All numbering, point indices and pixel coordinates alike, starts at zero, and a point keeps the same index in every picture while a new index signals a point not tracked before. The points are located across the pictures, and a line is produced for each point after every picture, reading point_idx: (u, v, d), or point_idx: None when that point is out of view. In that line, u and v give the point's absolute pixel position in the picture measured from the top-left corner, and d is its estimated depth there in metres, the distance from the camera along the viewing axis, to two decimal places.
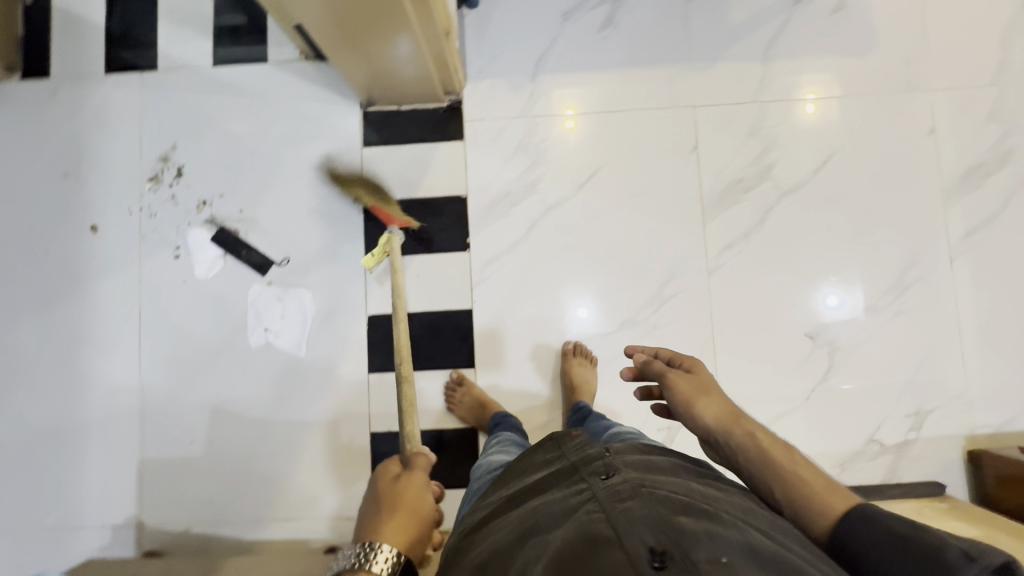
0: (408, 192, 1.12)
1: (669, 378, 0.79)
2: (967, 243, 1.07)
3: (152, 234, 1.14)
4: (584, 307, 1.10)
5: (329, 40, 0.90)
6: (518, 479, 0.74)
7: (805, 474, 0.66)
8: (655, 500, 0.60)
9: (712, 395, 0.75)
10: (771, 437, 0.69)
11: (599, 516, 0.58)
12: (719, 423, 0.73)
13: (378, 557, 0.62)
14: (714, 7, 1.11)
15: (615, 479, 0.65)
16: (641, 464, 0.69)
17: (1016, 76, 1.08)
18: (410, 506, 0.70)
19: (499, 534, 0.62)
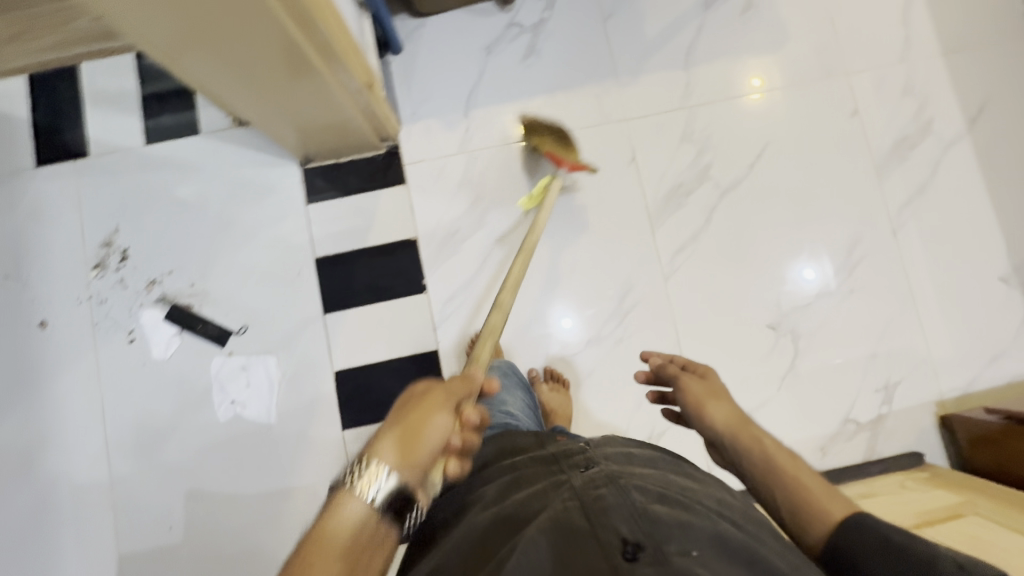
0: (358, 242, 1.12)
1: (682, 382, 0.80)
2: (906, 215, 1.10)
3: (104, 320, 1.11)
4: (568, 317, 1.11)
5: (245, 104, 0.88)
6: (495, 458, 0.72)
7: (810, 480, 0.63)
8: (631, 488, 0.58)
9: (722, 401, 0.76)
10: (779, 445, 0.68)
11: (573, 504, 0.57)
12: (727, 427, 0.72)
13: (367, 479, 0.51)
14: (630, 23, 1.15)
15: (592, 470, 0.63)
16: (618, 456, 0.68)
17: (923, 50, 1.13)
18: (420, 426, 0.57)
19: (474, 518, 0.60)
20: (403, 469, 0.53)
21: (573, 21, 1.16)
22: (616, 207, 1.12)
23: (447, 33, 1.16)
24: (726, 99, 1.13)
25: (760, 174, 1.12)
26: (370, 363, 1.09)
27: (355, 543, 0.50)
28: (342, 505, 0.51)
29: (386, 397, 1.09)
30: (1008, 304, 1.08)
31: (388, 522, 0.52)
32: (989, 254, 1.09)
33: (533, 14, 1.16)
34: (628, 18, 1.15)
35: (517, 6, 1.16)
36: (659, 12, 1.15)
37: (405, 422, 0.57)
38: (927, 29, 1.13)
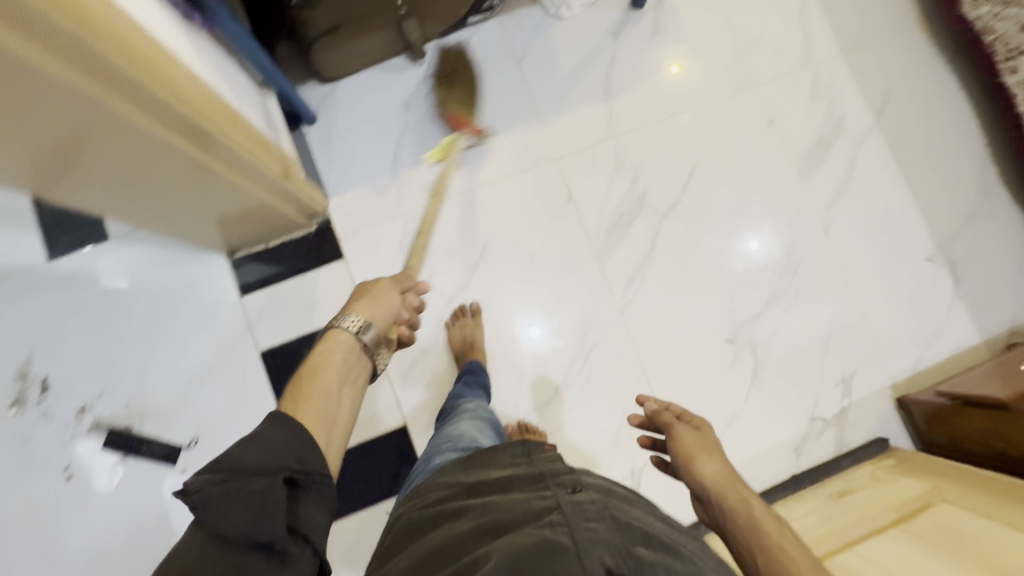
0: (304, 328, 1.06)
1: (673, 431, 0.80)
2: (834, 212, 1.15)
3: (33, 461, 1.01)
4: (535, 325, 1.10)
5: (139, 217, 0.79)
6: (480, 471, 0.72)
7: (792, 547, 0.64)
8: (620, 524, 0.57)
9: (715, 456, 0.75)
10: (766, 510, 0.69)
11: (562, 529, 0.55)
12: (715, 485, 0.72)
13: (346, 322, 0.74)
14: (544, 62, 1.15)
15: (582, 496, 0.63)
16: (607, 491, 0.67)
17: (823, 53, 1.18)
18: (378, 292, 0.80)
19: (456, 528, 0.60)
20: (373, 322, 0.75)
21: (487, 66, 1.14)
22: (561, 248, 1.12)
23: (361, 95, 1.12)
24: (647, 126, 1.14)
25: (694, 193, 1.14)
26: None
27: (344, 364, 0.71)
28: (333, 342, 0.72)
29: (360, 484, 1.04)
30: (938, 282, 1.15)
31: (365, 358, 0.73)
32: (913, 237, 1.16)
33: (446, 65, 1.13)
34: (542, 57, 1.15)
35: (429, 57, 1.13)
36: (571, 48, 1.15)
37: (369, 297, 0.79)
38: (824, 32, 1.19)
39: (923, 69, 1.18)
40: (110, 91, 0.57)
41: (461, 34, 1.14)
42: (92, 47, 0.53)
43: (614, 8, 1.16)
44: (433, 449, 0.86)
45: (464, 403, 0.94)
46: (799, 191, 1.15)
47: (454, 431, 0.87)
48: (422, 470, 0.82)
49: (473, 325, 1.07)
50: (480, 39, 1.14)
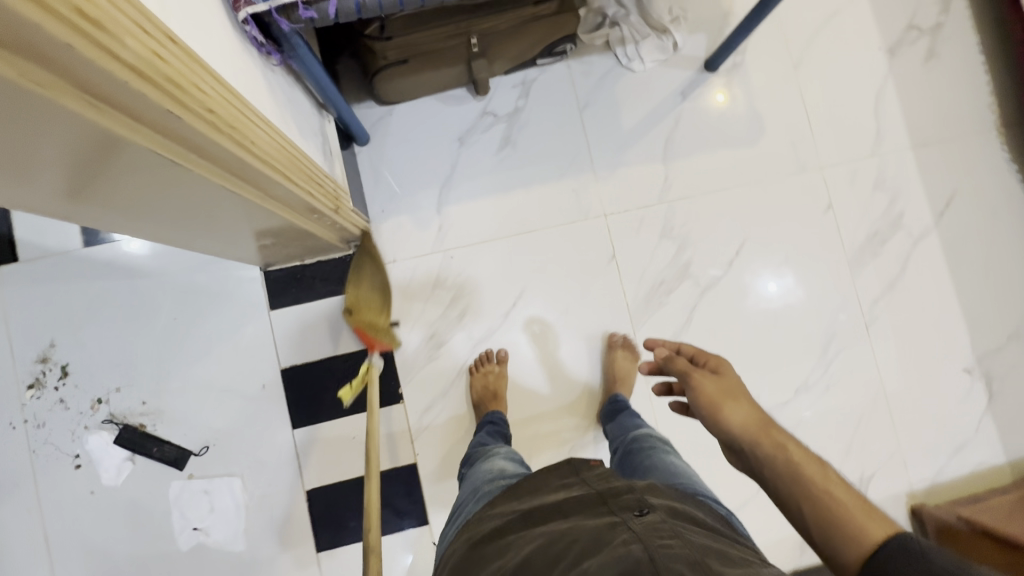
0: (327, 351, 1.05)
1: (691, 378, 0.71)
2: (877, 309, 1.12)
3: (44, 446, 1.00)
4: (533, 337, 1.09)
5: (176, 239, 0.74)
6: (535, 498, 0.71)
7: (841, 493, 0.57)
8: (693, 543, 0.56)
9: (739, 400, 0.67)
10: (805, 451, 0.61)
11: (636, 546, 0.55)
12: (745, 430, 0.65)
13: None
14: (607, 114, 1.12)
15: (650, 516, 0.61)
16: (673, 506, 0.65)
17: (892, 144, 1.15)
18: None
19: (523, 551, 0.60)
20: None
21: (550, 110, 1.11)
22: (596, 306, 1.09)
23: (417, 121, 1.09)
24: (701, 194, 1.12)
25: (738, 271, 1.12)
26: (342, 481, 1.03)
27: None
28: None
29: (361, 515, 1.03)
30: (973, 396, 1.12)
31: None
32: (955, 346, 1.13)
33: (507, 103, 1.11)
34: (605, 110, 1.12)
35: (491, 92, 1.10)
36: (636, 103, 1.13)
37: None
38: (896, 123, 1.16)
39: (991, 176, 1.15)
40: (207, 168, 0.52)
41: (527, 73, 1.11)
42: (209, 136, 0.48)
43: (686, 69, 1.14)
44: (474, 482, 0.84)
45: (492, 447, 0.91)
46: (845, 283, 1.12)
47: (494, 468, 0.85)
48: (469, 498, 0.81)
49: (499, 370, 1.05)
50: (546, 80, 1.11)
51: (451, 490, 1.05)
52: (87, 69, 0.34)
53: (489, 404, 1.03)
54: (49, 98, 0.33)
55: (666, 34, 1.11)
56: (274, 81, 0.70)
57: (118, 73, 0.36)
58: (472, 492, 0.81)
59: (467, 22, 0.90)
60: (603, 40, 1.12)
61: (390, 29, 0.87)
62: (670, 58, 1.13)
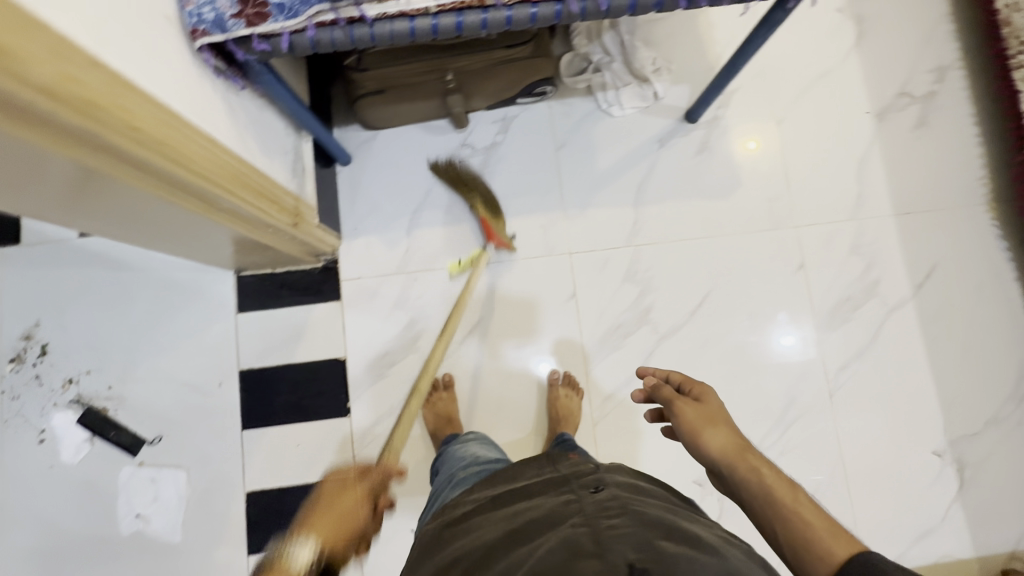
0: (285, 357, 1.09)
1: (674, 406, 0.68)
2: (843, 377, 1.09)
3: (14, 418, 1.07)
4: (485, 366, 1.10)
5: (138, 238, 0.80)
6: (505, 483, 0.71)
7: (813, 517, 0.52)
8: (642, 518, 0.55)
9: (720, 426, 0.64)
10: (781, 475, 0.57)
11: (583, 529, 0.53)
12: (723, 456, 0.61)
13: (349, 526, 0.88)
14: (582, 154, 1.14)
15: (604, 494, 0.60)
16: (630, 483, 0.65)
17: (872, 210, 1.13)
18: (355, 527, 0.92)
19: (484, 533, 0.60)
20: (324, 542, 0.77)
21: (527, 147, 1.14)
22: (551, 343, 1.10)
23: (398, 146, 1.14)
24: (669, 241, 1.12)
25: (700, 322, 1.10)
26: (281, 486, 1.06)
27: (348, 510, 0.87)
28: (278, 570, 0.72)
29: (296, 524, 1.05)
30: (941, 480, 1.06)
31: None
32: (927, 424, 1.08)
33: (486, 136, 1.14)
34: (581, 150, 1.15)
35: (471, 126, 1.14)
36: (613, 146, 1.15)
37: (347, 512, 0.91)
38: (879, 189, 1.14)
39: (978, 252, 1.12)
40: (133, 177, 0.58)
41: (508, 110, 1.15)
42: (126, 148, 0.54)
43: (666, 117, 1.15)
44: (453, 470, 0.84)
45: (467, 443, 0.90)
46: (811, 347, 1.10)
47: (471, 458, 0.85)
48: (448, 487, 0.81)
49: (446, 397, 1.07)
50: (526, 118, 1.15)
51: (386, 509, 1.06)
52: None
53: (443, 430, 1.05)
54: None
55: (647, 83, 1.14)
56: (238, 103, 0.78)
57: (19, 93, 0.42)
58: (451, 480, 0.82)
59: (441, 58, 0.95)
60: (585, 85, 1.15)
61: (367, 62, 0.94)
62: (651, 106, 1.15)
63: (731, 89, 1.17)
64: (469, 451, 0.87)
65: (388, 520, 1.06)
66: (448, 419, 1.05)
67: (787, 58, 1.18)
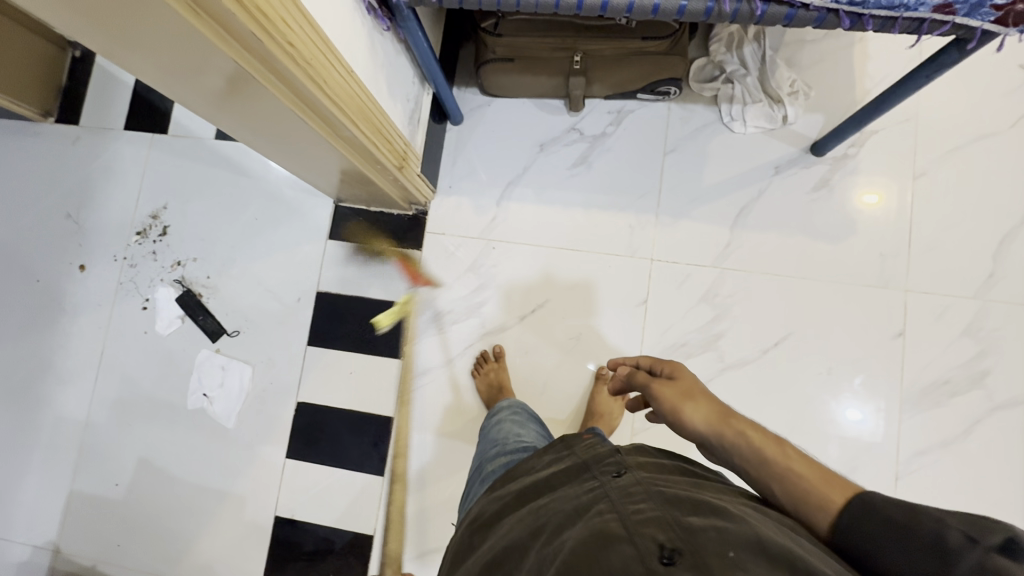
0: (358, 291, 1.16)
1: (650, 387, 0.65)
2: (916, 464, 0.99)
3: (128, 282, 1.22)
4: (537, 347, 1.11)
5: (267, 149, 0.89)
6: (523, 476, 0.63)
7: (803, 468, 0.53)
8: (669, 498, 0.50)
9: (699, 398, 0.61)
10: (767, 435, 0.56)
11: (610, 516, 0.49)
12: (710, 429, 0.59)
13: None
14: (690, 163, 1.11)
15: (626, 478, 0.55)
16: (654, 465, 0.59)
17: (1005, 292, 1.01)
18: None
19: (505, 534, 0.53)
20: None
21: (634, 142, 1.12)
22: (609, 343, 1.09)
23: (510, 117, 1.16)
24: (758, 272, 1.07)
25: (770, 363, 1.04)
26: (327, 406, 1.14)
27: None
28: None
29: (332, 442, 1.13)
30: None
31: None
32: None
33: (597, 125, 1.14)
34: (690, 159, 1.11)
35: (585, 111, 1.14)
36: (725, 163, 1.10)
37: None
38: (1017, 272, 1.02)
39: None
40: (274, 84, 0.64)
41: (626, 103, 1.13)
42: (280, 61, 0.60)
43: (791, 143, 1.08)
44: (483, 460, 0.78)
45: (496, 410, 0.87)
46: (887, 423, 1.01)
47: (500, 442, 0.78)
48: (477, 481, 0.75)
49: (497, 367, 1.09)
50: (642, 115, 1.13)
51: (413, 454, 1.11)
52: None
53: (494, 396, 1.06)
54: None
55: (779, 105, 1.07)
56: (380, 42, 0.83)
57: None
58: (480, 474, 0.75)
59: (575, 39, 0.96)
60: (712, 93, 1.11)
61: (502, 28, 0.95)
62: (777, 130, 1.09)
63: (872, 129, 1.07)
64: (499, 433, 0.81)
65: (412, 465, 1.10)
66: (500, 387, 1.06)
67: (946, 109, 1.07)
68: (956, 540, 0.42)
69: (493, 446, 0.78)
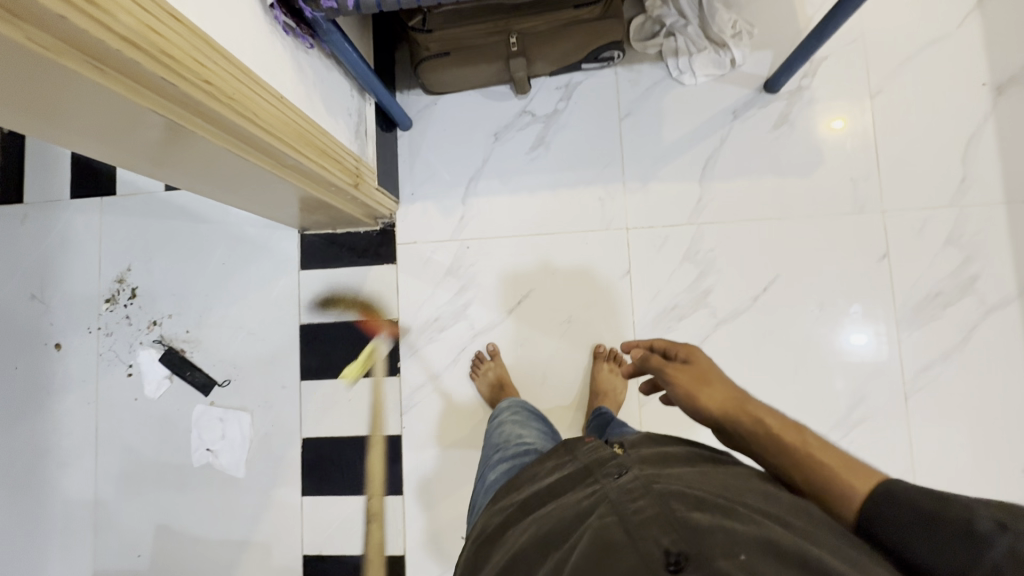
0: (341, 315, 1.14)
1: (663, 372, 0.69)
2: (921, 380, 1.00)
3: (107, 352, 1.19)
4: (530, 338, 1.09)
5: (214, 193, 0.86)
6: (527, 485, 0.62)
7: (823, 457, 0.54)
8: (670, 494, 0.49)
9: (714, 384, 0.64)
10: (784, 421, 0.59)
11: (612, 520, 0.48)
12: (724, 413, 0.62)
13: None
14: (647, 124, 1.09)
15: (626, 476, 0.54)
16: (655, 456, 0.58)
17: (980, 196, 1.01)
18: None
19: (514, 544, 0.52)
20: None
21: (588, 113, 1.10)
22: (601, 320, 1.08)
23: (458, 112, 1.13)
24: (734, 220, 1.06)
25: (762, 309, 1.04)
26: (333, 437, 1.12)
27: None
28: None
29: (345, 472, 1.11)
30: None
31: None
32: (1018, 440, 0.97)
33: (547, 104, 1.11)
34: (646, 120, 1.09)
35: (533, 92, 1.11)
36: (682, 118, 1.08)
37: None
38: (988, 173, 1.01)
39: None
40: (204, 128, 0.62)
41: (572, 76, 1.11)
42: (200, 100, 0.57)
43: (743, 86, 1.07)
44: (485, 467, 0.77)
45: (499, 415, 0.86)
46: (887, 345, 1.01)
47: (501, 446, 0.77)
48: (481, 491, 0.73)
49: (494, 365, 1.08)
50: (590, 85, 1.10)
51: (428, 467, 1.10)
52: (81, 35, 0.44)
53: (496, 395, 1.05)
54: (51, 59, 0.44)
55: (725, 49, 1.05)
56: (307, 63, 0.81)
57: (109, 42, 0.46)
58: (483, 481, 0.74)
59: (506, 20, 0.94)
60: (656, 50, 1.09)
61: (431, 22, 0.93)
62: (727, 74, 1.07)
63: (820, 57, 1.06)
64: (501, 437, 0.80)
65: (429, 478, 1.10)
66: (501, 384, 1.06)
67: (890, 21, 1.05)
68: (987, 528, 0.43)
69: (495, 451, 0.77)
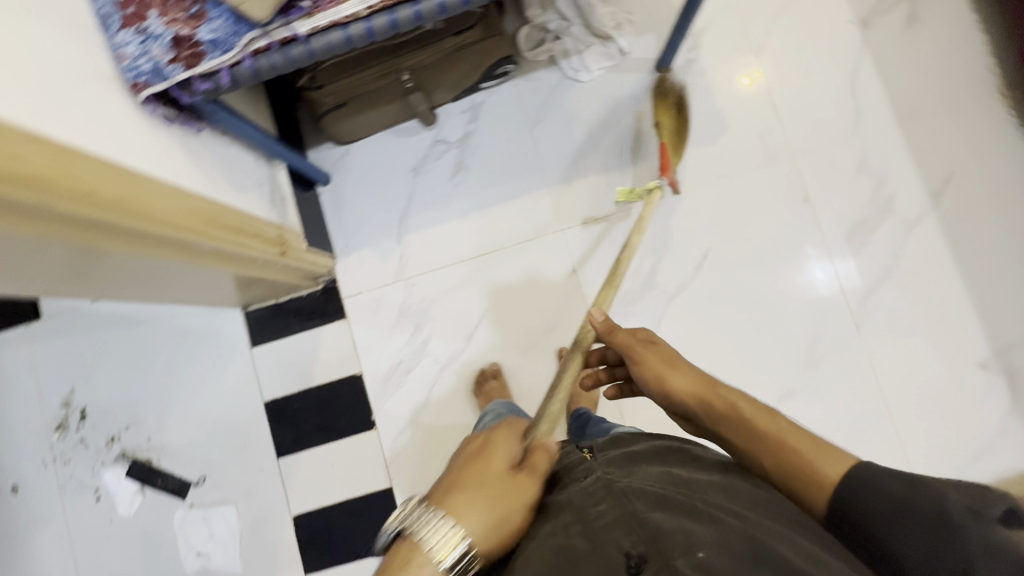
0: (304, 383, 1.11)
1: (634, 355, 0.70)
2: (867, 306, 1.04)
3: (69, 481, 1.13)
4: (496, 358, 1.09)
5: (141, 296, 0.83)
6: None
7: (794, 441, 0.55)
8: (631, 495, 0.53)
9: (684, 367, 0.66)
10: (754, 403, 0.59)
11: (576, 527, 0.51)
12: (693, 394, 0.63)
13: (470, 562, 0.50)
14: (558, 126, 1.11)
15: (590, 478, 0.57)
16: (623, 458, 0.61)
17: (875, 123, 1.07)
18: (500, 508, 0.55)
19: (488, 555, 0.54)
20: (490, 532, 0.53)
21: (499, 129, 1.12)
22: (560, 323, 1.09)
23: (373, 155, 1.13)
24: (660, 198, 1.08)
25: (707, 276, 1.07)
26: (324, 506, 1.09)
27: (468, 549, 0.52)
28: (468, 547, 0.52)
29: (344, 540, 1.08)
30: (991, 394, 1.00)
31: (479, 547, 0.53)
32: (966, 340, 1.02)
33: (457, 128, 1.13)
34: (555, 123, 1.12)
35: (441, 121, 1.13)
36: (588, 112, 1.11)
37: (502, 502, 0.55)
38: (876, 101, 1.07)
39: (990, 149, 1.05)
40: (107, 238, 0.60)
41: (475, 97, 1.13)
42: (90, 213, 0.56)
43: (636, 71, 1.11)
44: None
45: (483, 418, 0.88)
46: (828, 281, 1.05)
47: None
48: None
49: (498, 385, 1.06)
50: (494, 102, 1.13)
51: None
52: None
53: None
54: None
55: (610, 41, 1.10)
56: (199, 146, 0.81)
57: None
58: None
59: (394, 59, 0.94)
60: (547, 56, 1.11)
61: (320, 78, 0.94)
62: (619, 63, 1.11)
63: (700, 29, 1.11)
64: None
65: None
66: None
67: None
68: (960, 511, 0.46)
69: None
